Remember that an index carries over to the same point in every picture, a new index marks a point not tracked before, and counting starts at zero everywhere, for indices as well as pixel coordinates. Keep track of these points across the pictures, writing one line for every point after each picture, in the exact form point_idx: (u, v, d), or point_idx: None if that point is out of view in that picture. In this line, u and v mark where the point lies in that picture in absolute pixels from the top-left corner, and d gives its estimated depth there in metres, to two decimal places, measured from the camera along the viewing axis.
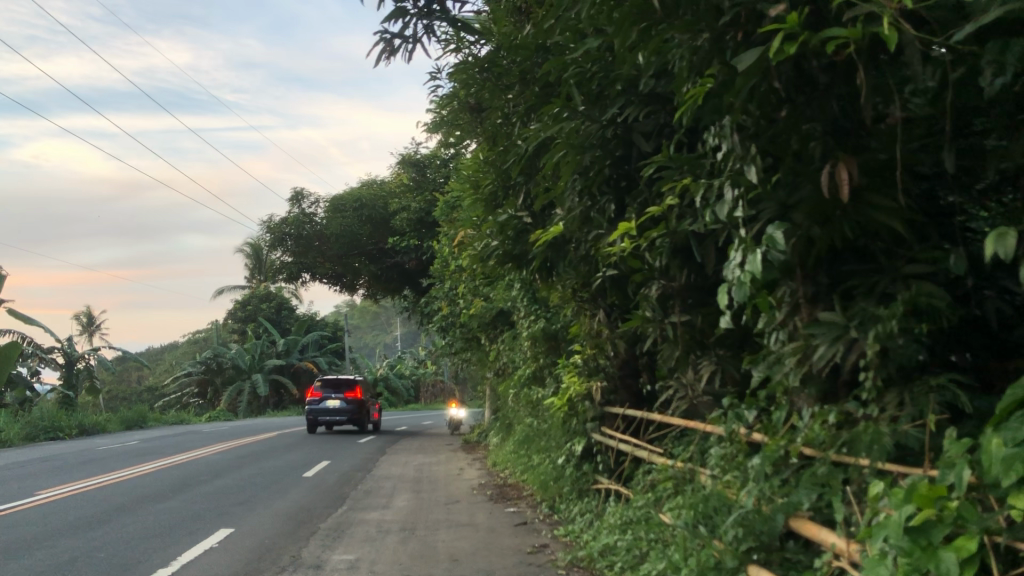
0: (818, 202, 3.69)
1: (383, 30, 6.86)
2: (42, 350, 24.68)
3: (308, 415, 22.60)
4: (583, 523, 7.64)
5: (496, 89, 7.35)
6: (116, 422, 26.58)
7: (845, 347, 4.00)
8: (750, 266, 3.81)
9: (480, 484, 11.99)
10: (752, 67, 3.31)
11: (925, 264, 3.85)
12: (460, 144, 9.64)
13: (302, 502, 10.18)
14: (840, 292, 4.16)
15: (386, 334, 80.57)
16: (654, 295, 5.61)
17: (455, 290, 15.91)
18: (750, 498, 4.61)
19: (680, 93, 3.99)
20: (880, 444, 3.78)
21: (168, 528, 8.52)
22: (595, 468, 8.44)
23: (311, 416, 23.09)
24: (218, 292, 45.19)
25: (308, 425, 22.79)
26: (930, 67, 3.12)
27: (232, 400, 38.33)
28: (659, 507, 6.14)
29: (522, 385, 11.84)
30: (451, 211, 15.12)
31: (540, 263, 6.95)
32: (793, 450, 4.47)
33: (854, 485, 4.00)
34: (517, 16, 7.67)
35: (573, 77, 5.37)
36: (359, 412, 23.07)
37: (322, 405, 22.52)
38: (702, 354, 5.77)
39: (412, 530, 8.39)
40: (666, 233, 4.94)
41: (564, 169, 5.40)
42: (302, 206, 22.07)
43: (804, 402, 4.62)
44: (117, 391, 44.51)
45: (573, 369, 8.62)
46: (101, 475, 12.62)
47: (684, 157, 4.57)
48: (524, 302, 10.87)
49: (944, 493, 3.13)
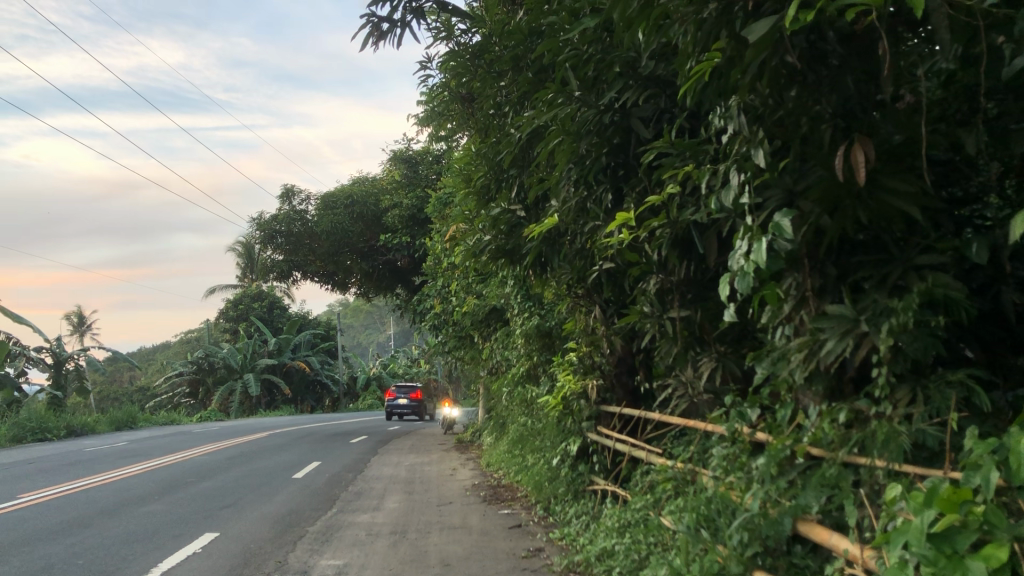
0: (830, 183, 3.43)
1: (370, 13, 6.62)
2: (29, 350, 24.27)
3: (384, 408, 30.50)
4: (579, 525, 7.45)
5: (489, 77, 7.13)
6: (105, 423, 26.16)
7: (855, 342, 3.77)
8: (754, 255, 3.56)
9: (473, 484, 11.81)
10: (762, 39, 3.13)
11: (940, 254, 3.62)
12: (452, 136, 9.40)
13: (290, 504, 9.91)
14: (849, 284, 3.94)
15: (379, 334, 80.96)
16: (652, 289, 5.44)
17: (448, 288, 15.66)
18: (755, 501, 4.39)
19: (682, 72, 3.79)
20: (896, 443, 3.57)
21: (150, 534, 8.24)
22: (591, 468, 8.26)
23: (387, 409, 30.76)
24: (209, 290, 44.81)
25: (386, 415, 30.29)
26: (954, 36, 2.93)
27: (224, 401, 38.15)
28: (657, 509, 5.96)
29: (516, 383, 11.62)
30: (444, 206, 14.88)
31: (535, 258, 6.70)
32: (799, 450, 4.26)
33: (866, 487, 3.79)
34: (508, 5, 7.46)
35: (568, 60, 5.16)
36: (421, 408, 30.64)
37: (395, 403, 30.08)
38: (702, 351, 5.56)
39: (403, 533, 8.17)
40: (666, 224, 4.72)
41: (559, 157, 5.20)
42: (292, 203, 21.75)
43: (810, 400, 4.40)
44: (108, 391, 44.17)
45: (568, 368, 8.38)
46: (84, 478, 12.29)
47: (685, 143, 4.36)
48: (518, 298, 10.56)
49: (969, 497, 2.93)
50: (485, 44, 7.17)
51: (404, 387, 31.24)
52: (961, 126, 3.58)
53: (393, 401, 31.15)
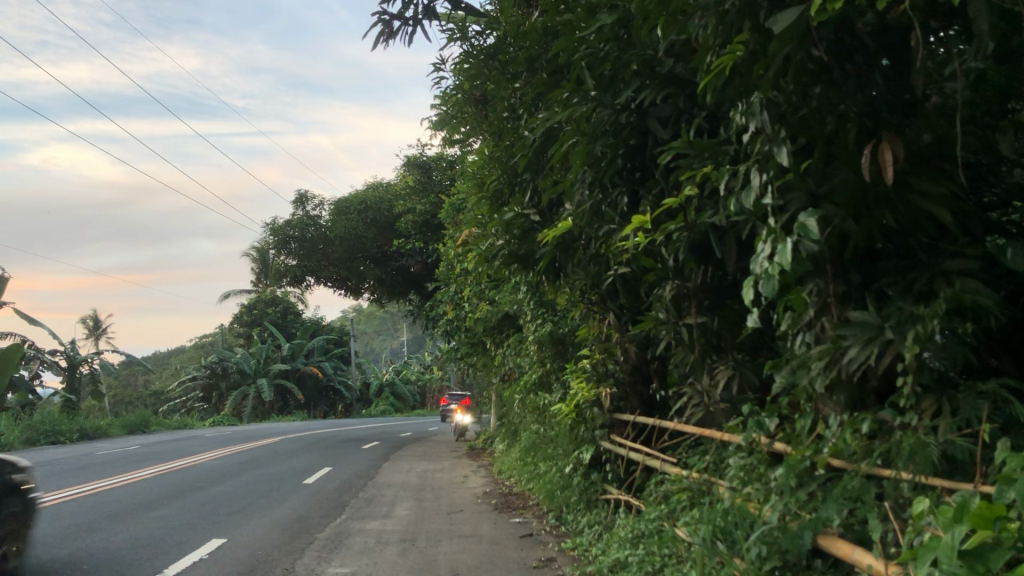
0: (857, 184, 3.32)
1: (381, 11, 6.55)
2: (43, 354, 24.28)
3: (440, 411, 31.01)
4: (592, 535, 7.34)
5: (502, 79, 7.05)
6: (117, 427, 26.19)
7: (879, 350, 3.64)
8: (779, 257, 3.39)
9: (483, 492, 11.67)
10: (787, 31, 3.09)
11: (970, 259, 3.49)
12: (464, 140, 9.31)
13: (298, 511, 9.83)
14: (873, 291, 3.80)
15: (395, 341, 81.07)
16: (668, 295, 5.34)
17: (460, 294, 15.55)
18: (774, 514, 4.27)
19: (703, 68, 3.73)
20: (924, 454, 3.42)
21: (157, 539, 8.14)
22: (604, 477, 8.14)
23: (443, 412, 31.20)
24: (223, 296, 44.90)
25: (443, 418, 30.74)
26: (987, 30, 2.88)
27: (237, 406, 38.20)
28: (672, 519, 5.84)
29: (529, 390, 11.48)
30: (456, 211, 14.81)
31: (548, 263, 6.59)
32: (820, 461, 4.11)
33: (891, 500, 3.67)
34: (523, 7, 7.39)
35: (585, 59, 5.07)
36: None
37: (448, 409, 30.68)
38: (719, 358, 5.43)
39: (412, 541, 8.05)
40: (683, 227, 4.57)
41: (574, 158, 5.08)
42: (306, 208, 21.75)
43: (830, 410, 4.25)
44: (122, 395, 44.25)
45: (579, 375, 8.25)
46: (93, 482, 12.23)
47: (704, 143, 4.24)
48: (530, 305, 10.49)
49: (1004, 514, 2.79)
50: (498, 45, 7.09)
51: (453, 395, 31.87)
52: (991, 127, 3.49)
53: (448, 407, 31.53)
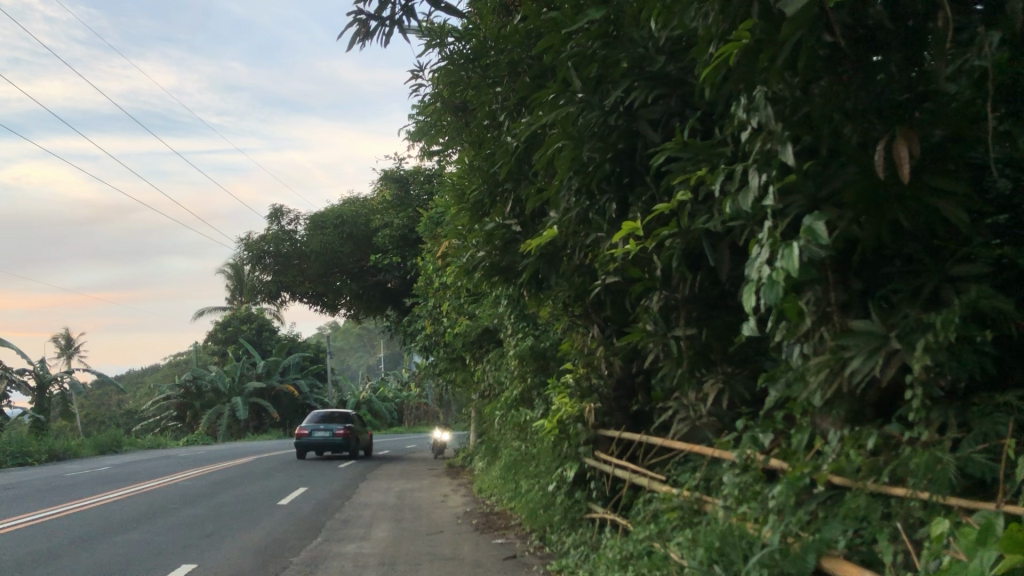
0: (864, 184, 3.14)
1: (357, 10, 6.32)
2: (11, 372, 23.49)
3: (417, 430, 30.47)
4: (577, 557, 7.07)
5: (482, 84, 6.87)
6: (89, 447, 25.57)
7: (883, 361, 3.41)
8: (785, 262, 3.13)
9: (464, 513, 11.34)
10: (799, 14, 2.94)
11: (977, 263, 3.32)
12: (442, 151, 9.08)
13: (275, 533, 9.47)
14: (876, 299, 3.61)
15: (371, 358, 80.33)
16: (655, 307, 5.11)
17: (439, 308, 15.28)
18: (775, 535, 3.99)
19: (701, 61, 3.58)
20: (940, 473, 3.19)
21: (123, 565, 7.70)
22: (588, 495, 7.87)
23: None
24: (197, 314, 43.91)
25: None
26: None
27: (211, 425, 37.33)
28: (663, 539, 5.60)
29: (509, 407, 11.21)
30: (436, 224, 14.53)
31: (531, 274, 6.37)
32: (820, 478, 3.89)
33: (901, 520, 3.43)
34: (504, 14, 7.21)
35: (571, 58, 4.85)
36: None
37: None
38: (708, 372, 5.18)
39: (392, 564, 7.71)
40: (676, 234, 4.35)
41: (560, 164, 4.86)
42: (281, 223, 21.36)
43: (829, 424, 4.05)
44: (93, 416, 43.27)
45: (563, 391, 7.90)
46: (59, 505, 11.74)
47: (698, 144, 4.05)
48: (512, 318, 10.29)
49: None
50: (478, 48, 6.92)
51: None
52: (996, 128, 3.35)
53: None
